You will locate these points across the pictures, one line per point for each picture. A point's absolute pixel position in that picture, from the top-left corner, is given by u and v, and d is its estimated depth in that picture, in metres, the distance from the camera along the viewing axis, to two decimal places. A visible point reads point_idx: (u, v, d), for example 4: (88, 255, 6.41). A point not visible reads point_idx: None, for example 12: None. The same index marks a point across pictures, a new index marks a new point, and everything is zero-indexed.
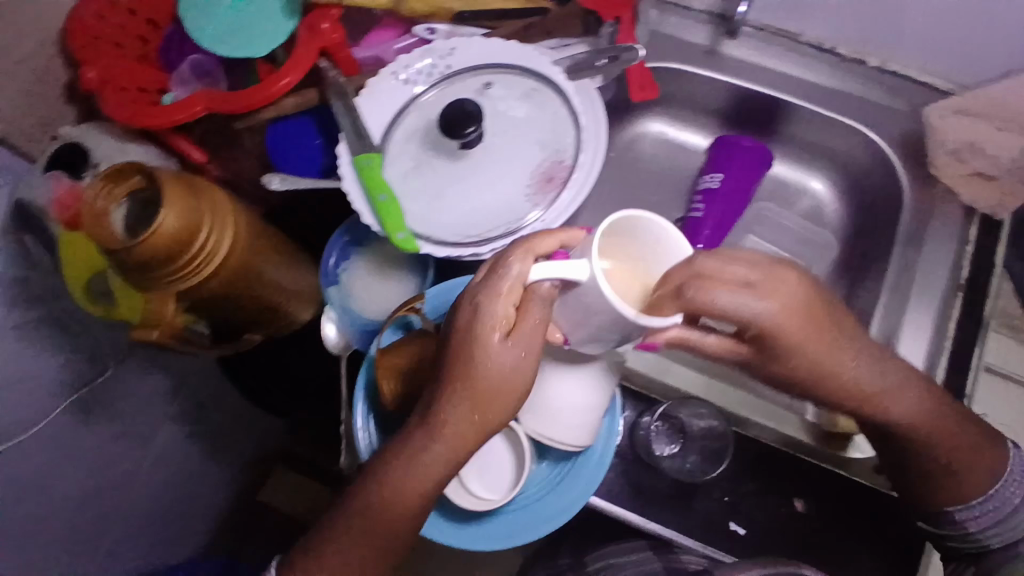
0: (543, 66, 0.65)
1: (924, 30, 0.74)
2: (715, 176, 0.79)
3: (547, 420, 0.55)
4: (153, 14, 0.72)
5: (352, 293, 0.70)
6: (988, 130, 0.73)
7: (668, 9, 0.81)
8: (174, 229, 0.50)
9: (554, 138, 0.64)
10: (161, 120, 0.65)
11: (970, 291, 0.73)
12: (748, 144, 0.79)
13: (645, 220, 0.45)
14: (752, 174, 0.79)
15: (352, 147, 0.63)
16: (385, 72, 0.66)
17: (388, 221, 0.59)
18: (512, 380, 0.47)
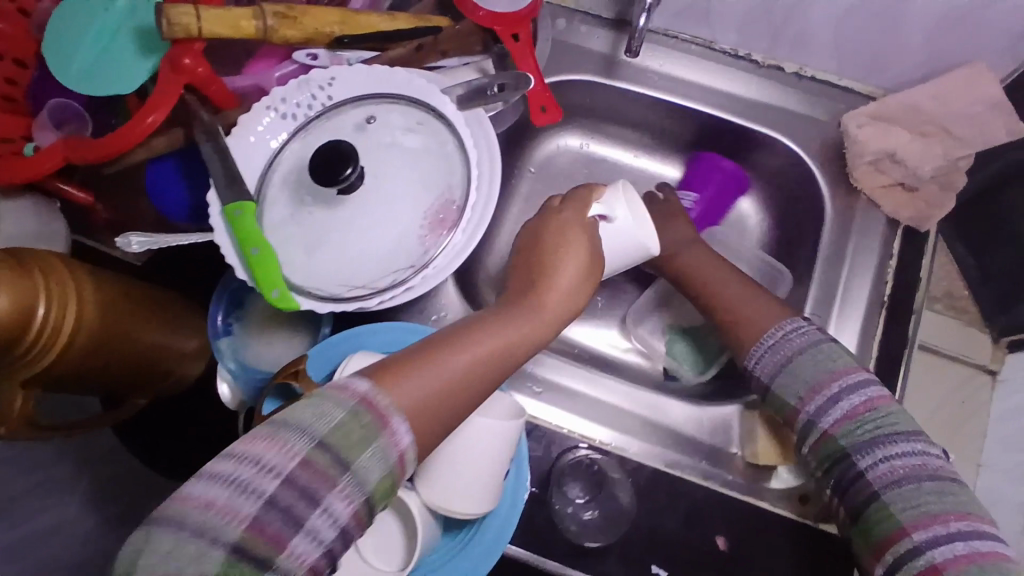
0: (431, 97, 0.61)
1: (838, 38, 0.71)
2: (688, 196, 0.81)
3: (451, 494, 0.51)
4: (13, 51, 0.66)
5: (244, 346, 0.65)
6: (909, 138, 0.70)
7: (576, 20, 0.77)
8: (7, 312, 0.45)
9: (445, 174, 0.60)
10: (21, 172, 0.61)
11: (893, 307, 0.71)
12: (725, 166, 0.78)
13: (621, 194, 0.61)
14: (730, 194, 0.80)
15: (223, 195, 0.57)
16: (260, 106, 0.60)
17: (262, 277, 0.54)
18: (575, 302, 0.59)
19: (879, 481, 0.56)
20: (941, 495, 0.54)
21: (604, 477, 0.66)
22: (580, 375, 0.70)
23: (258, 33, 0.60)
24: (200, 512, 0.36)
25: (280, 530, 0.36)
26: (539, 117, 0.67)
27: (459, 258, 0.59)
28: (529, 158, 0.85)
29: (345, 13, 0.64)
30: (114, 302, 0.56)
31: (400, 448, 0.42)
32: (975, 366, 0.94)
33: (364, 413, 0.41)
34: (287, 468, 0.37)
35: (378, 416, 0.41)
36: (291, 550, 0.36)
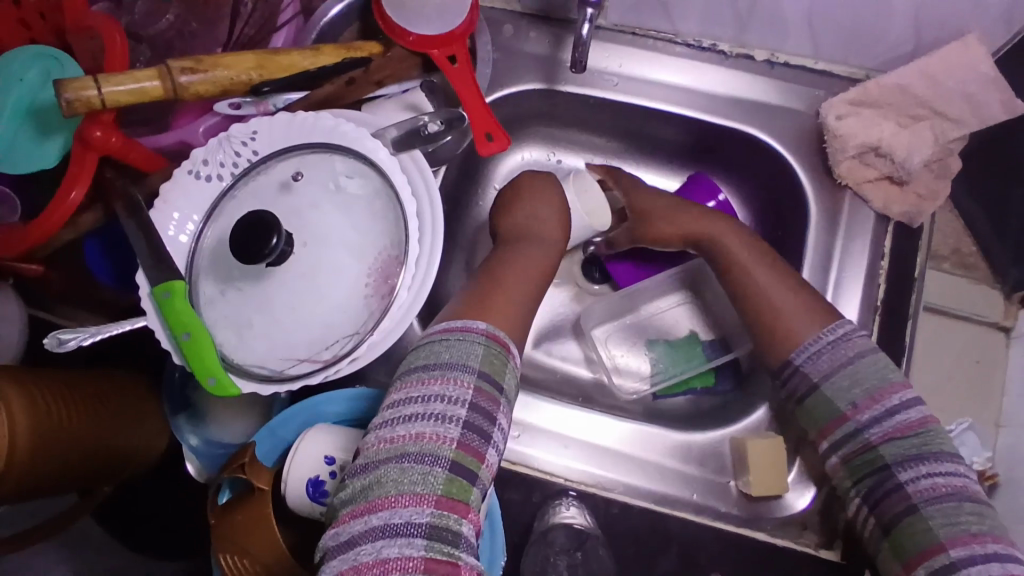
0: (360, 144, 0.56)
1: (812, 22, 0.64)
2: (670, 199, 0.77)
3: None
4: None
5: (204, 422, 0.62)
6: (894, 128, 0.64)
7: (522, 24, 0.70)
8: None
9: (383, 227, 0.55)
10: None
11: (887, 311, 0.66)
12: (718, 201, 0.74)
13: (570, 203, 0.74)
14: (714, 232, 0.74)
15: (151, 275, 0.53)
16: (181, 172, 0.56)
17: (196, 364, 0.51)
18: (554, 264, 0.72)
19: (918, 495, 0.52)
20: (980, 516, 0.50)
21: (578, 531, 0.60)
22: (555, 411, 0.66)
23: (167, 93, 0.55)
24: (416, 443, 0.47)
25: (478, 446, 0.49)
26: (485, 148, 0.62)
27: (408, 317, 0.55)
28: (491, 173, 0.80)
29: (262, 54, 0.59)
30: (57, 405, 0.53)
31: (517, 369, 0.56)
32: (989, 324, 0.84)
33: (493, 345, 0.55)
34: (469, 396, 0.50)
35: (501, 346, 0.55)
36: (487, 460, 0.49)
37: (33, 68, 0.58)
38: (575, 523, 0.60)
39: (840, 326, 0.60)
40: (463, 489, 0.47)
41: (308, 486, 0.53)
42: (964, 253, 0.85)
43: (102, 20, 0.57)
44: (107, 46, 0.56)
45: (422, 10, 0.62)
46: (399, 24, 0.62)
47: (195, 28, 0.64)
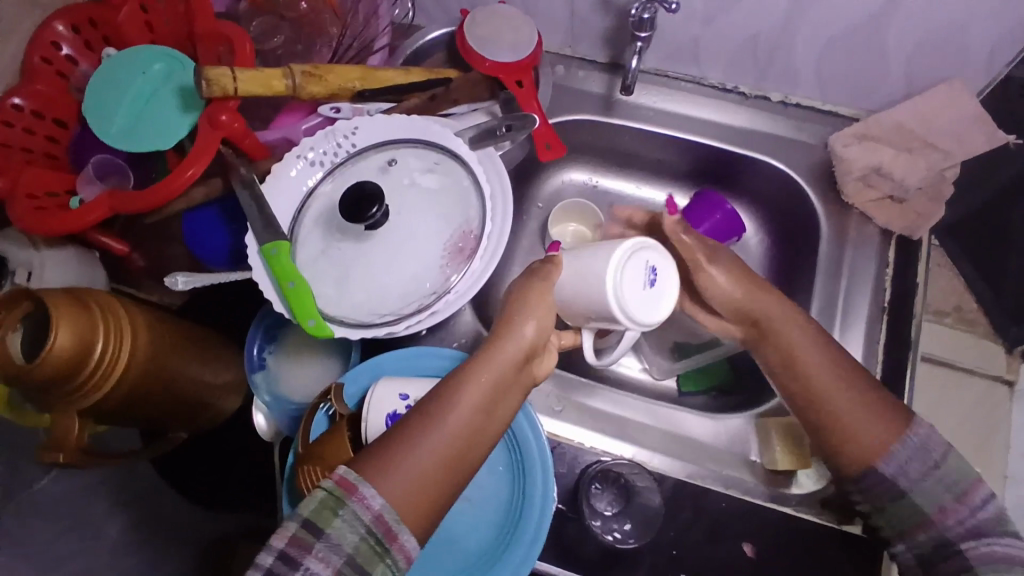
0: (447, 139, 0.66)
1: (818, 68, 0.75)
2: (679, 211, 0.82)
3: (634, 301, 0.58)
4: (57, 113, 0.73)
5: (279, 379, 0.70)
6: (894, 154, 0.74)
7: (574, 65, 0.83)
8: (71, 347, 0.50)
9: (460, 210, 0.65)
10: (64, 225, 0.65)
11: (894, 312, 0.74)
12: (720, 214, 0.79)
13: (565, 207, 0.83)
14: (723, 239, 0.80)
15: (260, 236, 0.61)
16: (291, 155, 0.65)
17: (298, 309, 0.58)
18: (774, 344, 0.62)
19: (929, 512, 0.57)
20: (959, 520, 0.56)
21: (630, 488, 0.67)
22: (577, 384, 0.74)
23: (288, 91, 0.66)
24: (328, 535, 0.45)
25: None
26: (545, 153, 0.74)
27: (482, 280, 0.64)
28: (536, 194, 0.89)
29: (365, 69, 0.71)
30: (161, 334, 0.60)
31: (370, 516, 0.45)
32: (992, 377, 0.90)
33: (337, 491, 0.46)
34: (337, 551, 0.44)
35: (387, 533, 0.46)
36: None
37: (157, 63, 0.72)
38: (610, 470, 0.68)
39: (811, 403, 0.61)
40: (372, 559, 0.45)
41: (387, 421, 0.57)
42: (967, 310, 0.90)
43: (231, 29, 0.69)
44: (239, 51, 0.68)
45: (498, 44, 0.74)
46: (478, 52, 0.74)
47: (301, 49, 0.77)
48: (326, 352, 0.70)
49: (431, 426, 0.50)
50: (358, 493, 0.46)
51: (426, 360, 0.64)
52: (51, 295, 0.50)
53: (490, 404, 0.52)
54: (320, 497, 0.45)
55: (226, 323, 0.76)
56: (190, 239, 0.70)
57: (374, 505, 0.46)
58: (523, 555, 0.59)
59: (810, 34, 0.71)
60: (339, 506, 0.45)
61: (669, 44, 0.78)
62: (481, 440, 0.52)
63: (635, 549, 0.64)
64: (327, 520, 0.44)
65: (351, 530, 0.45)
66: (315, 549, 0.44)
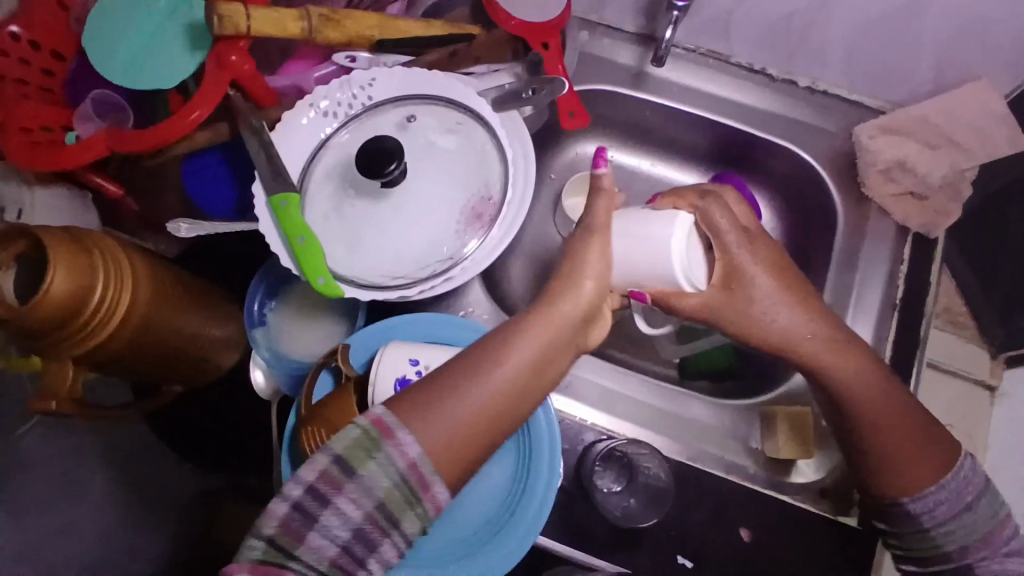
0: (469, 98, 0.63)
1: (850, 54, 0.74)
2: None
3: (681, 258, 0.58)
4: (54, 44, 0.69)
5: (280, 337, 0.67)
6: (918, 148, 0.73)
7: (599, 32, 0.80)
8: (68, 291, 0.47)
9: (480, 174, 0.62)
10: (62, 162, 0.62)
11: (905, 310, 0.74)
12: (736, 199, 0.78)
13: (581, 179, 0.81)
14: None
15: (269, 188, 0.58)
16: (303, 103, 0.61)
17: (306, 266, 0.56)
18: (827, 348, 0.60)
19: (927, 518, 0.56)
20: (970, 527, 0.55)
21: (633, 465, 0.67)
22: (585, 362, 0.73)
23: (303, 35, 0.63)
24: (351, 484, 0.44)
25: (299, 526, 0.42)
26: (567, 122, 0.72)
27: (500, 249, 0.61)
28: (550, 164, 0.86)
29: (383, 17, 0.67)
30: (162, 284, 0.57)
31: (406, 458, 0.44)
32: (975, 380, 0.90)
33: (372, 430, 0.44)
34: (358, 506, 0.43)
35: (420, 483, 0.45)
36: (309, 543, 0.42)
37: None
38: (616, 449, 0.67)
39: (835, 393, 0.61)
40: (401, 505, 0.44)
41: (394, 388, 0.55)
42: (958, 310, 0.91)
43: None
44: None
45: (525, 5, 0.71)
46: (505, 10, 0.70)
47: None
48: (330, 313, 0.68)
49: (476, 375, 0.49)
50: (393, 438, 0.44)
51: (436, 328, 0.62)
52: (47, 234, 0.47)
53: (536, 364, 0.51)
54: (352, 436, 0.44)
55: (226, 277, 0.73)
56: (191, 187, 0.66)
57: (409, 453, 0.44)
58: (525, 530, 0.58)
59: (846, 18, 0.69)
60: (373, 448, 0.44)
61: (699, 17, 0.75)
62: (529, 394, 0.50)
63: (646, 525, 0.64)
64: (361, 462, 0.43)
65: (384, 473, 0.44)
66: (346, 490, 0.43)
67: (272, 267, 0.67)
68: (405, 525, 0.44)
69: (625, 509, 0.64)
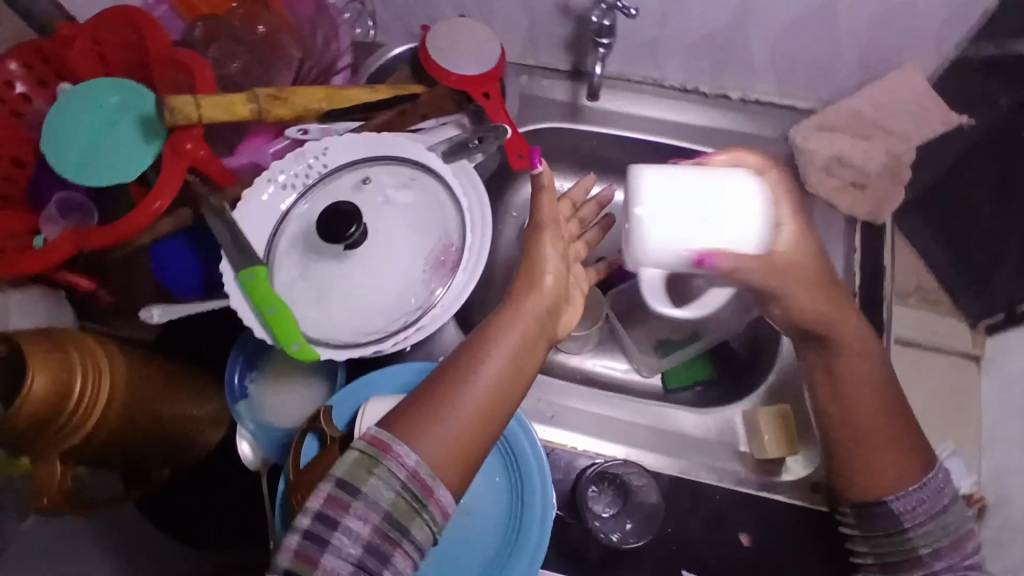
0: (420, 155, 0.66)
1: (774, 64, 0.78)
2: None
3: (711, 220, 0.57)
4: (15, 152, 0.71)
5: (263, 406, 0.68)
6: (852, 142, 0.77)
7: (537, 74, 0.84)
8: (45, 393, 0.48)
9: (437, 225, 0.65)
10: (32, 265, 0.64)
11: (865, 297, 0.76)
12: None
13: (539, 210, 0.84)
14: None
15: (235, 263, 0.60)
16: (260, 179, 0.64)
17: (280, 333, 0.57)
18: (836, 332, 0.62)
19: (909, 517, 0.58)
20: (946, 529, 0.58)
21: (627, 487, 0.67)
22: (565, 387, 0.75)
23: (253, 115, 0.65)
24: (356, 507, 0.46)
25: (312, 551, 0.45)
26: (517, 163, 0.75)
27: (465, 294, 0.65)
28: (509, 203, 0.88)
29: (329, 88, 0.70)
30: (139, 371, 0.58)
31: (407, 466, 0.47)
32: None
33: (370, 450, 0.47)
34: (367, 521, 0.45)
35: (424, 490, 0.47)
36: (325, 566, 0.45)
37: (115, 95, 0.71)
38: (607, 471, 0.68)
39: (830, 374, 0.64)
40: (410, 513, 0.46)
41: None
42: None
43: (190, 57, 0.68)
44: (201, 77, 0.67)
45: (461, 54, 0.74)
46: (443, 65, 0.74)
47: (261, 72, 0.76)
48: (310, 376, 0.69)
49: (459, 384, 0.52)
50: (391, 453, 0.47)
51: (412, 377, 0.64)
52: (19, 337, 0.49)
53: (519, 369, 0.54)
54: (351, 458, 0.47)
55: (205, 353, 0.74)
56: (161, 272, 0.68)
57: (410, 463, 0.47)
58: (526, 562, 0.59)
59: (763, 32, 0.73)
60: (374, 465, 0.46)
61: (629, 49, 0.80)
62: (513, 391, 0.53)
63: (637, 547, 0.64)
64: (364, 480, 0.46)
65: (387, 487, 0.46)
66: (352, 509, 0.45)
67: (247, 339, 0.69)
68: (415, 532, 0.46)
69: (622, 532, 0.65)
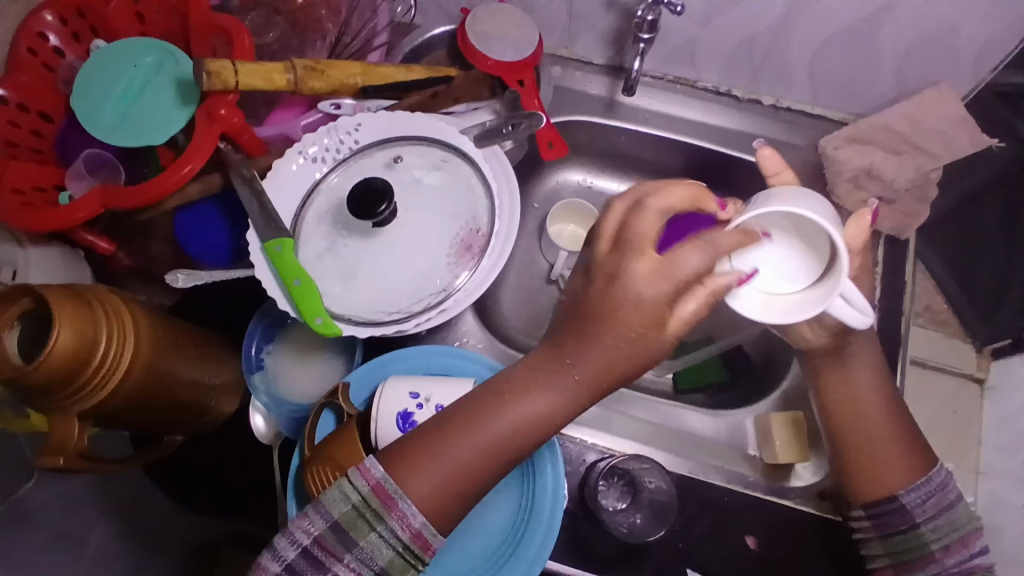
0: (452, 137, 0.66)
1: (810, 72, 0.78)
2: None
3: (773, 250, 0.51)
4: (46, 107, 0.71)
5: (279, 379, 0.68)
6: (884, 156, 0.76)
7: (571, 66, 0.84)
8: (71, 346, 0.48)
9: (465, 209, 0.65)
10: (59, 221, 0.63)
11: (886, 311, 0.77)
12: None
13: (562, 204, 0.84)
14: None
15: (262, 233, 0.60)
16: (292, 151, 0.63)
17: (304, 307, 0.57)
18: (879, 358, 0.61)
19: (919, 511, 0.58)
20: (953, 524, 0.57)
21: (637, 482, 0.68)
22: None
23: (289, 86, 0.65)
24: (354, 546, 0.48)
25: None
26: (547, 152, 0.75)
27: (491, 278, 0.63)
28: (533, 193, 0.89)
29: (365, 64, 0.70)
30: (162, 335, 0.58)
31: (409, 527, 0.47)
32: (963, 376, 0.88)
33: (372, 499, 0.47)
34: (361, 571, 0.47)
35: (424, 546, 0.48)
36: None
37: (150, 55, 0.70)
38: (619, 467, 0.68)
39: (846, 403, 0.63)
40: (403, 569, 0.48)
41: (398, 421, 0.56)
42: (937, 309, 0.92)
43: (228, 22, 0.68)
44: (238, 44, 0.67)
45: (500, 41, 0.74)
46: (481, 50, 0.73)
47: (296, 44, 0.75)
48: (327, 353, 0.70)
49: (472, 426, 0.49)
50: (396, 511, 0.47)
51: (433, 360, 0.64)
52: (47, 290, 0.48)
53: (555, 416, 0.49)
54: (352, 504, 0.47)
55: (224, 324, 0.74)
56: (184, 238, 0.68)
57: (413, 524, 0.47)
58: (535, 554, 0.59)
59: (803, 39, 0.73)
60: (375, 521, 0.47)
61: (666, 47, 0.79)
62: (530, 441, 0.49)
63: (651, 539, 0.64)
64: (364, 532, 0.47)
65: (385, 543, 0.47)
66: (345, 559, 0.47)
67: (268, 311, 0.69)
68: None
69: (632, 526, 0.65)
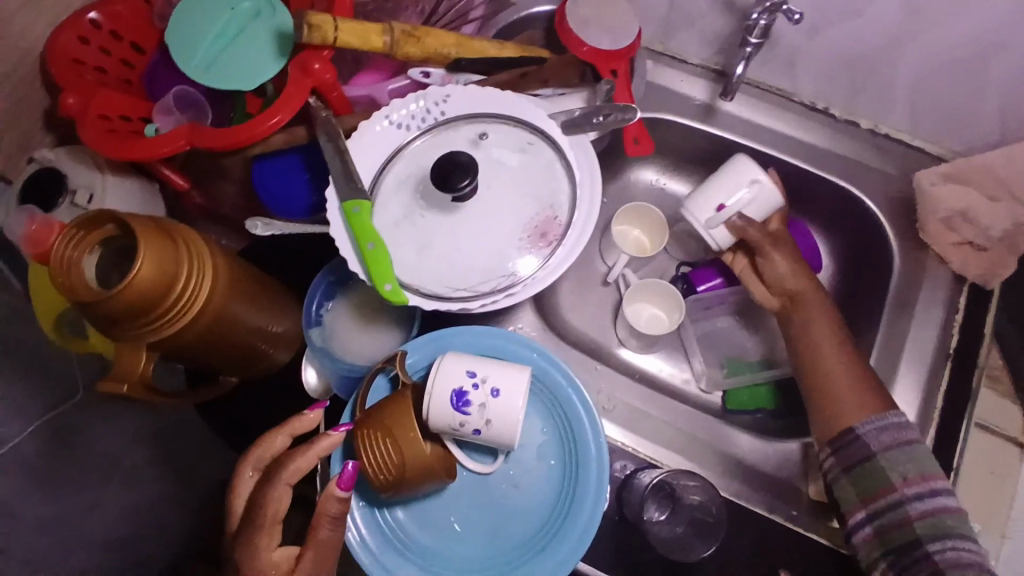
0: (539, 120, 0.64)
1: (913, 100, 0.74)
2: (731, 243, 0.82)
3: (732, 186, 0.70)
4: (138, 38, 0.72)
5: (336, 336, 0.69)
6: (981, 198, 0.73)
7: (664, 62, 0.82)
8: (151, 277, 0.49)
9: (546, 194, 0.63)
10: (142, 152, 0.64)
11: (958, 360, 0.73)
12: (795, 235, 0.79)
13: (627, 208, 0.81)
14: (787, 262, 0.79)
15: (342, 192, 0.60)
16: (379, 115, 0.63)
17: (376, 271, 0.57)
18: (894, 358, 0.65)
19: (875, 443, 0.62)
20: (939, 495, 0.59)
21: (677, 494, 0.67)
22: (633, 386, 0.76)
23: (385, 48, 0.64)
24: None
25: None
26: (632, 148, 0.73)
27: (563, 268, 0.61)
28: (605, 187, 0.88)
29: (461, 37, 0.69)
30: (233, 278, 0.59)
31: None
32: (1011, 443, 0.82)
33: None
34: None
35: None
36: None
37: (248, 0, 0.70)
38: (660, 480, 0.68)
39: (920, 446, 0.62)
40: None
41: (450, 398, 0.54)
42: None
43: None
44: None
45: (599, 29, 0.73)
46: (578, 36, 0.72)
47: (392, 7, 0.75)
48: (385, 321, 0.70)
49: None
50: None
51: (493, 342, 0.63)
52: (133, 219, 0.49)
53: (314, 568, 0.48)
54: None
55: (287, 275, 0.75)
56: (261, 187, 0.68)
57: None
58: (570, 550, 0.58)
59: (912, 63, 0.70)
60: None
61: (765, 54, 0.76)
62: None
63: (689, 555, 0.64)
64: None
65: None
66: None
67: (335, 268, 0.69)
68: None
69: (673, 535, 0.66)
